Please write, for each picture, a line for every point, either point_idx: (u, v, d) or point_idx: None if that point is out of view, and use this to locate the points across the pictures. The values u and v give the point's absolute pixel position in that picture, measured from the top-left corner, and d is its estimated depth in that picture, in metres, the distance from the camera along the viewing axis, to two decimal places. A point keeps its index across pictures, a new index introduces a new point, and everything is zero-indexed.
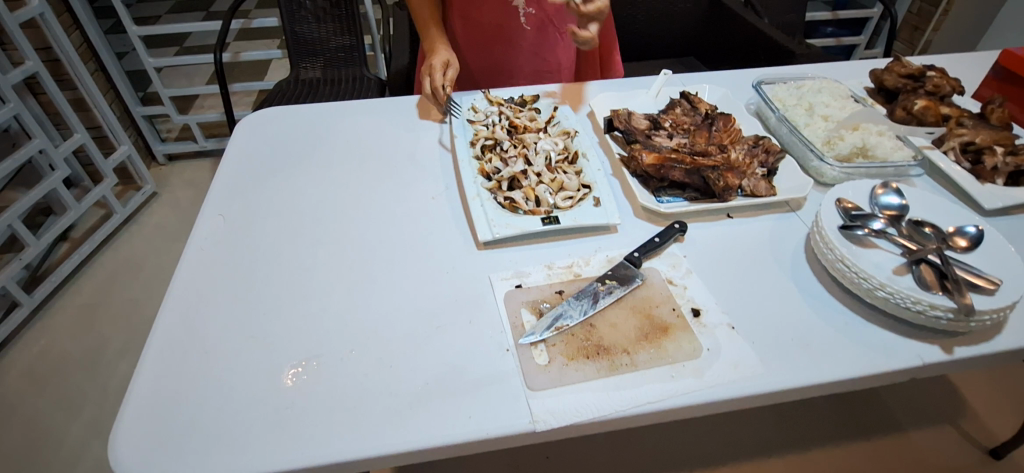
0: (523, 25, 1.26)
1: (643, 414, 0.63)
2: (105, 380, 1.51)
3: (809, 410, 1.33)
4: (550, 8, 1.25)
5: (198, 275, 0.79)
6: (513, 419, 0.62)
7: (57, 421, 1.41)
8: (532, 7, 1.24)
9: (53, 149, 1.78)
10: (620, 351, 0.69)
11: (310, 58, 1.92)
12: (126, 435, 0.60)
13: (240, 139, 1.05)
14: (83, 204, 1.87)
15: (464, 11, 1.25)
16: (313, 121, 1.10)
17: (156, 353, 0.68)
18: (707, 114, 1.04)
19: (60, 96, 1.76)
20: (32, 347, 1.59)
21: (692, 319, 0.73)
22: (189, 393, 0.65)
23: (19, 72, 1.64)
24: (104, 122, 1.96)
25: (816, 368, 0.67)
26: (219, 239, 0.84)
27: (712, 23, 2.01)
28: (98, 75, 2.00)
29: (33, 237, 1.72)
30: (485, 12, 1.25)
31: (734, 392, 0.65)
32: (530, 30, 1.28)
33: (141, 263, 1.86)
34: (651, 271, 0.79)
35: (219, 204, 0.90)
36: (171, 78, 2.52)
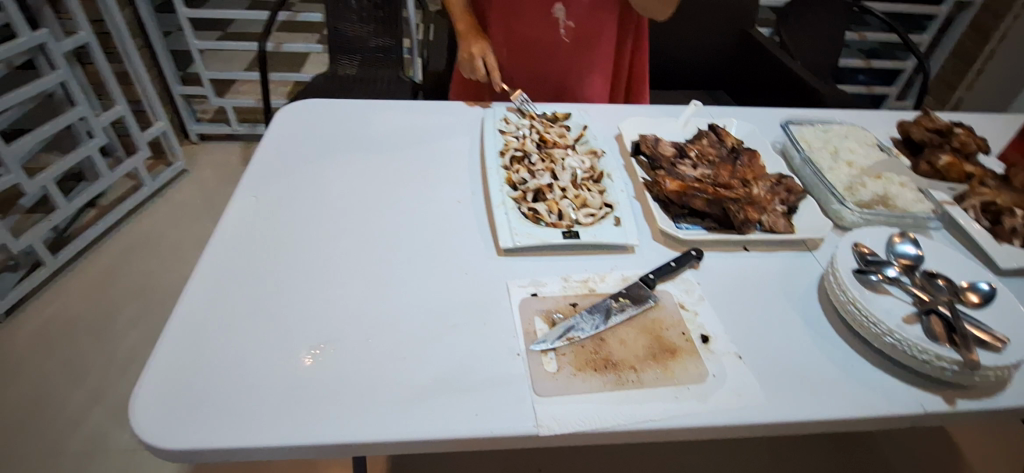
0: (562, 37, 1.29)
1: (645, 431, 0.65)
2: (115, 347, 1.54)
3: (807, 452, 1.33)
4: (589, 22, 1.28)
5: (228, 251, 0.82)
6: (517, 421, 0.64)
7: (65, 382, 1.44)
8: (572, 20, 1.26)
9: (93, 118, 1.84)
10: (627, 367, 0.71)
11: (349, 56, 1.98)
12: (148, 395, 0.63)
13: (279, 126, 1.08)
14: (114, 174, 1.93)
15: (506, 21, 1.29)
16: (350, 116, 1.14)
17: (182, 321, 0.71)
18: (733, 148, 1.06)
19: (106, 68, 1.82)
20: (48, 307, 1.63)
21: (701, 344, 0.74)
22: (209, 362, 0.67)
23: (72, 41, 1.71)
24: (145, 97, 2.03)
25: (818, 405, 0.68)
26: (251, 219, 0.88)
27: (745, 59, 2.03)
28: (143, 51, 2.08)
29: (64, 200, 1.78)
30: (525, 24, 1.28)
31: (736, 420, 0.66)
32: (568, 43, 1.30)
33: (163, 237, 1.91)
34: (664, 294, 0.81)
35: (254, 186, 0.94)
36: (212, 61, 2.60)
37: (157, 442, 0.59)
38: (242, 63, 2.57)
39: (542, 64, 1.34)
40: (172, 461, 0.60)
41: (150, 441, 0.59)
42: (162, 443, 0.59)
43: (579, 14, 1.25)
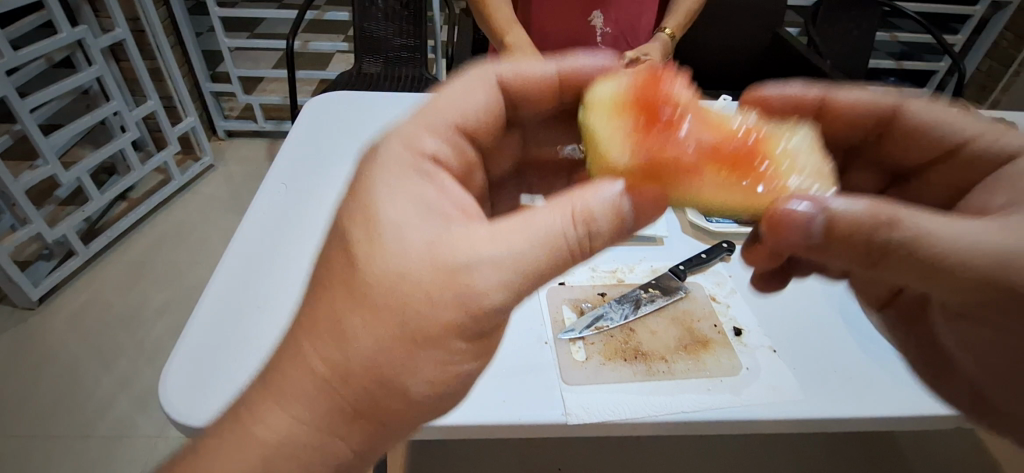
0: (599, 43, 1.31)
1: (676, 422, 0.63)
2: (144, 336, 1.56)
3: None
4: (625, 25, 1.30)
5: (257, 235, 0.83)
6: (546, 410, 0.63)
7: (94, 370, 1.47)
8: (610, 25, 1.28)
9: (127, 112, 1.88)
10: (658, 358, 0.69)
11: (374, 54, 1.98)
12: (177, 374, 0.64)
13: (308, 117, 1.10)
14: (146, 167, 1.96)
15: (543, 33, 1.30)
16: (376, 109, 1.15)
17: (213, 304, 0.72)
18: None
19: (140, 64, 1.86)
20: (80, 295, 1.67)
21: (733, 337, 0.73)
22: (239, 342, 0.68)
23: (109, 38, 1.75)
24: (176, 93, 2.07)
25: (857, 402, 0.66)
26: (279, 207, 0.89)
27: (772, 59, 1.99)
28: (176, 48, 2.12)
29: (97, 192, 1.81)
30: (562, 33, 1.29)
31: (772, 414, 0.64)
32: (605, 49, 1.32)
33: (193, 229, 1.93)
34: (695, 286, 0.80)
35: (281, 174, 0.95)
36: (240, 60, 2.64)
37: (184, 419, 0.60)
38: (268, 61, 2.61)
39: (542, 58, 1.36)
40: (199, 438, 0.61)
41: (178, 417, 0.60)
42: (190, 419, 0.60)
43: (615, 20, 1.28)
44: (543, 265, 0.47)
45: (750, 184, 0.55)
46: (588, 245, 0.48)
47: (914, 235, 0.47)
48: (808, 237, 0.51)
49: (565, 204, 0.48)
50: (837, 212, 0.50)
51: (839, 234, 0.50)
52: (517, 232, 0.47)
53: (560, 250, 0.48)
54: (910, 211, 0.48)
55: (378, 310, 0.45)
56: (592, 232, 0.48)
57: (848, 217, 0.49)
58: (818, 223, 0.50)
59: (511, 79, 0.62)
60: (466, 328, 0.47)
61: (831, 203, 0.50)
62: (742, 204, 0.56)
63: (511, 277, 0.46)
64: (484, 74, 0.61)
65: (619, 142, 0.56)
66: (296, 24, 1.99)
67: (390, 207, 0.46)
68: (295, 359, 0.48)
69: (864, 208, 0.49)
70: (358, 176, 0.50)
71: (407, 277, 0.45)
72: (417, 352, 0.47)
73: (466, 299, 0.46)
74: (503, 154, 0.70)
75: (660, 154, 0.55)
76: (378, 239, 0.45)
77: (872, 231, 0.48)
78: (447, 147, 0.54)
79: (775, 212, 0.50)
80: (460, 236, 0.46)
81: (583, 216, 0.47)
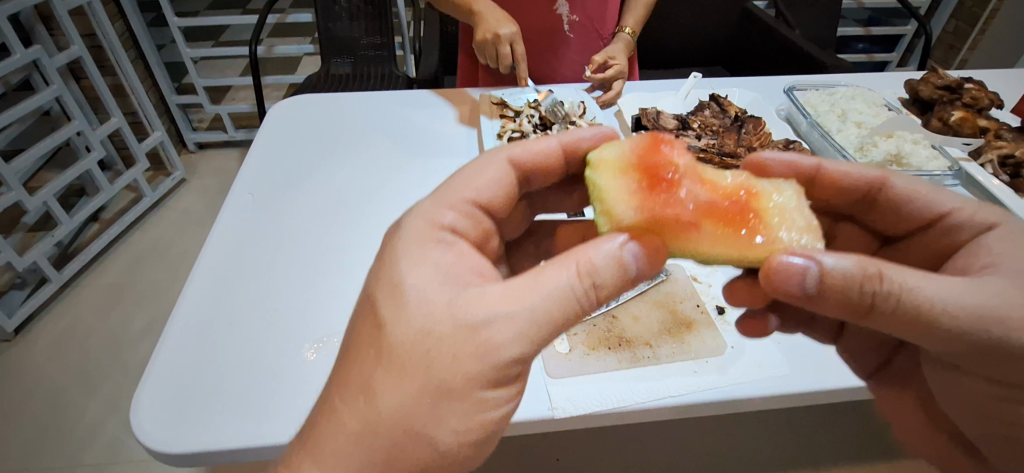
0: (567, 32, 1.27)
1: (663, 407, 0.62)
2: (127, 358, 1.53)
3: (825, 427, 1.31)
4: (592, 13, 1.27)
5: (225, 250, 0.80)
6: (532, 406, 0.62)
7: (78, 397, 1.43)
8: (577, 14, 1.25)
9: (91, 132, 1.82)
10: (642, 343, 0.69)
11: (341, 54, 1.94)
12: (150, 401, 0.61)
13: (272, 123, 1.07)
14: (116, 186, 1.91)
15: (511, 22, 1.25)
16: (344, 109, 1.12)
17: (184, 323, 0.70)
18: (736, 116, 1.03)
19: (100, 81, 1.80)
20: (57, 322, 1.62)
21: (716, 316, 0.72)
22: (214, 362, 0.66)
23: (65, 56, 1.69)
24: (140, 108, 2.01)
25: (844, 373, 0.66)
26: (248, 217, 0.86)
27: (741, 33, 1.99)
28: (137, 62, 2.06)
29: (66, 216, 1.75)
30: (531, 23, 1.25)
31: (759, 391, 0.64)
32: (574, 38, 1.29)
33: (170, 246, 1.89)
34: (676, 268, 0.79)
35: (248, 184, 0.92)
36: (205, 69, 2.57)
37: (160, 448, 0.57)
38: (234, 69, 2.55)
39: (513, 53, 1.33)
40: (177, 466, 0.58)
41: (154, 446, 0.58)
42: (166, 445, 0.58)
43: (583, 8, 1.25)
44: (554, 326, 0.43)
45: (750, 238, 0.48)
46: (596, 297, 0.44)
47: (912, 307, 0.44)
48: (811, 297, 0.45)
49: (570, 262, 0.43)
50: (830, 269, 0.44)
51: (830, 298, 0.45)
52: (522, 293, 0.42)
53: (573, 307, 0.43)
54: (906, 271, 0.44)
55: (404, 367, 0.41)
56: (599, 287, 0.44)
57: (844, 276, 0.44)
58: (816, 282, 0.44)
59: (523, 157, 0.58)
60: (491, 377, 0.42)
61: (828, 257, 0.45)
62: (728, 257, 0.48)
63: (524, 340, 0.42)
64: (497, 158, 0.57)
65: (624, 201, 0.49)
66: (259, 28, 1.93)
67: (412, 274, 0.44)
68: (331, 416, 0.43)
69: (854, 263, 0.44)
70: (380, 255, 0.47)
71: (430, 334, 0.41)
72: (443, 404, 0.41)
73: (483, 354, 0.41)
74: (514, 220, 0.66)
75: (660, 216, 0.48)
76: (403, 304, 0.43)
77: (865, 295, 0.44)
78: (462, 220, 0.51)
79: (771, 272, 0.45)
80: (465, 304, 0.42)
81: (589, 270, 0.43)
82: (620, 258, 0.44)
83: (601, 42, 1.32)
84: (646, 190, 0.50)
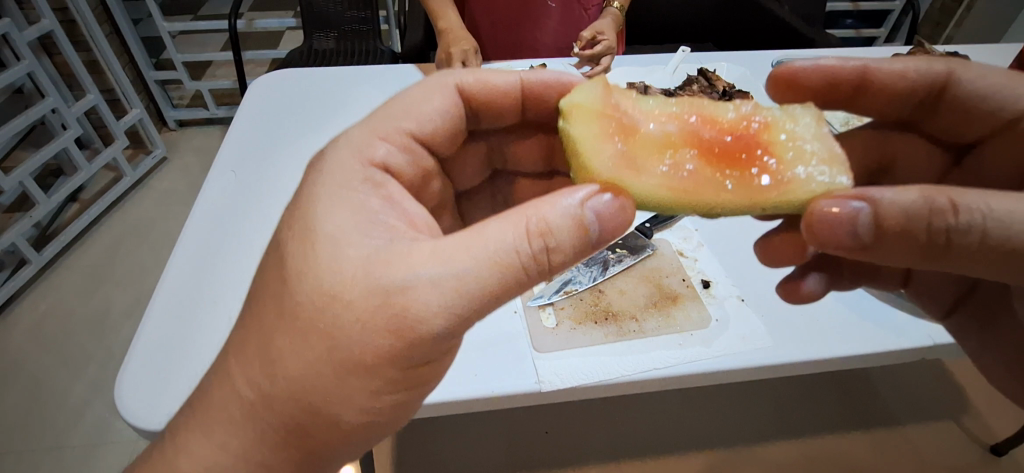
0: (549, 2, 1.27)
1: (649, 379, 0.63)
2: (113, 341, 1.50)
3: (809, 399, 1.34)
4: None
5: (207, 228, 0.79)
6: (518, 379, 0.63)
7: (61, 380, 1.41)
8: None
9: (66, 109, 1.76)
10: (628, 317, 0.69)
11: (325, 29, 1.89)
12: (136, 381, 0.61)
13: (254, 99, 1.04)
14: (94, 165, 1.85)
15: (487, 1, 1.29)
16: (325, 85, 1.09)
17: (167, 301, 0.69)
18: (724, 91, 1.02)
19: (73, 57, 1.74)
20: (38, 306, 1.59)
21: (701, 290, 0.73)
22: (198, 342, 0.65)
23: (34, 30, 1.62)
24: (118, 85, 1.95)
25: (825, 344, 0.67)
26: (229, 194, 0.85)
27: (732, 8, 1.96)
28: (112, 37, 1.99)
29: (43, 196, 1.71)
30: None
31: (741, 363, 0.64)
32: (555, 8, 1.29)
33: (153, 224, 1.85)
34: (662, 243, 0.79)
35: (229, 161, 0.90)
36: (184, 45, 2.48)
37: (147, 425, 0.57)
38: (216, 45, 2.47)
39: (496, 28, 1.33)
40: None
41: (141, 425, 0.58)
42: (152, 423, 0.58)
43: None
44: (494, 292, 0.44)
45: (735, 181, 0.49)
46: (547, 260, 0.44)
47: (875, 81, 0.60)
48: (849, 91, 0.61)
49: (520, 218, 0.44)
50: (875, 70, 0.60)
51: (820, 95, 0.62)
52: (465, 248, 0.43)
53: (516, 272, 0.44)
54: (889, 65, 0.60)
55: (306, 332, 0.44)
56: (551, 250, 0.44)
57: (836, 72, 0.60)
58: (856, 74, 0.60)
59: (472, 86, 0.62)
60: (400, 355, 0.45)
61: (840, 64, 0.60)
62: (741, 205, 0.48)
63: (450, 312, 0.43)
64: (445, 83, 0.62)
65: (603, 148, 0.49)
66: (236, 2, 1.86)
67: (330, 221, 0.47)
68: (224, 388, 0.48)
69: (839, 61, 0.60)
70: (309, 185, 0.51)
71: (338, 298, 0.44)
72: (349, 379, 0.45)
73: (404, 324, 0.43)
74: (469, 162, 0.71)
75: (729, 143, 0.51)
76: (314, 250, 0.46)
77: (860, 77, 0.60)
78: (401, 155, 0.56)
79: (791, 80, 0.60)
80: (396, 255, 0.44)
81: (542, 230, 0.44)
82: (578, 215, 0.44)
83: (583, 13, 1.31)
84: (714, 154, 0.51)
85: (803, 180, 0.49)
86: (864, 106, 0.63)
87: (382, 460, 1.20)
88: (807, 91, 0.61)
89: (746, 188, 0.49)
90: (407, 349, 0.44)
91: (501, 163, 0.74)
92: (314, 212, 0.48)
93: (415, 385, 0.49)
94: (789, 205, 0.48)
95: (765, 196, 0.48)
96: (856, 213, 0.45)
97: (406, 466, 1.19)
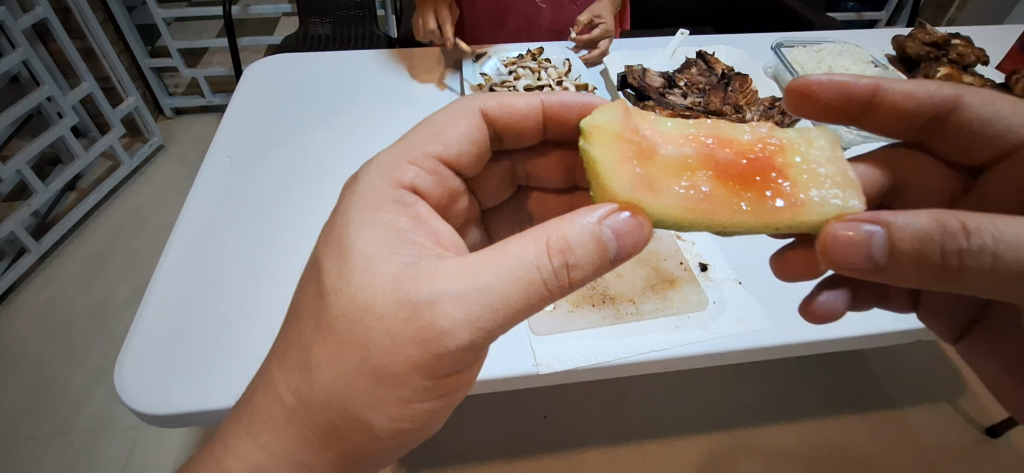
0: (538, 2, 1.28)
1: (646, 362, 0.64)
2: (114, 328, 1.51)
3: (807, 381, 1.35)
4: None
5: (203, 213, 0.79)
6: (515, 362, 0.63)
7: (63, 367, 1.42)
8: None
9: (61, 97, 1.74)
10: (625, 300, 0.69)
11: (319, 15, 1.85)
12: (135, 365, 0.61)
13: (249, 83, 1.04)
14: (91, 154, 1.84)
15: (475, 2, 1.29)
16: (321, 69, 1.08)
17: (165, 287, 0.69)
18: (723, 74, 1.01)
19: (67, 45, 1.72)
20: (39, 294, 1.59)
21: (699, 273, 0.73)
22: (196, 327, 0.65)
23: (29, 17, 1.61)
24: (113, 72, 1.93)
25: (821, 326, 0.67)
26: (224, 179, 0.84)
27: None
28: (106, 24, 1.97)
29: (41, 184, 1.70)
30: None
31: (739, 344, 0.65)
32: (545, 8, 1.29)
33: (152, 212, 1.84)
34: (660, 227, 0.79)
35: (225, 146, 0.90)
36: (178, 31, 2.46)
37: (148, 410, 0.58)
38: (211, 31, 2.45)
39: (488, 16, 1.31)
40: (167, 428, 0.59)
41: (141, 409, 0.58)
42: (154, 407, 0.58)
43: None
44: (514, 310, 0.43)
45: (755, 202, 0.49)
46: (568, 280, 0.44)
47: (885, 100, 0.59)
48: (860, 108, 0.60)
49: (540, 237, 0.44)
50: (887, 89, 0.59)
51: (832, 113, 0.61)
52: (484, 267, 0.43)
53: (537, 291, 0.43)
54: (898, 87, 0.59)
55: (342, 343, 0.45)
56: (571, 267, 0.43)
57: (851, 90, 0.59)
58: (869, 93, 0.59)
59: (495, 110, 0.62)
60: (431, 366, 0.44)
61: (855, 81, 0.59)
62: (757, 223, 0.48)
63: (472, 327, 0.43)
64: (468, 108, 0.61)
65: (622, 171, 0.49)
66: None
67: (360, 239, 0.47)
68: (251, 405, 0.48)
69: (852, 79, 0.60)
70: (337, 210, 0.51)
71: (371, 310, 0.44)
72: (381, 388, 0.45)
73: (428, 339, 0.43)
74: (492, 182, 0.70)
75: (744, 163, 0.51)
76: (347, 267, 0.46)
77: (872, 97, 0.59)
78: (427, 178, 0.56)
79: (808, 91, 0.60)
80: (421, 276, 0.44)
81: (562, 247, 0.43)
82: (597, 232, 0.44)
83: (574, 7, 1.30)
84: (733, 172, 0.51)
85: (817, 202, 0.50)
86: (874, 127, 0.62)
87: None
88: (820, 106, 0.61)
89: (763, 206, 0.49)
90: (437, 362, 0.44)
91: (524, 178, 0.72)
92: (344, 232, 0.48)
93: (446, 393, 0.49)
94: (805, 226, 0.49)
95: (783, 218, 0.48)
96: (871, 236, 0.45)
97: (407, 450, 1.20)
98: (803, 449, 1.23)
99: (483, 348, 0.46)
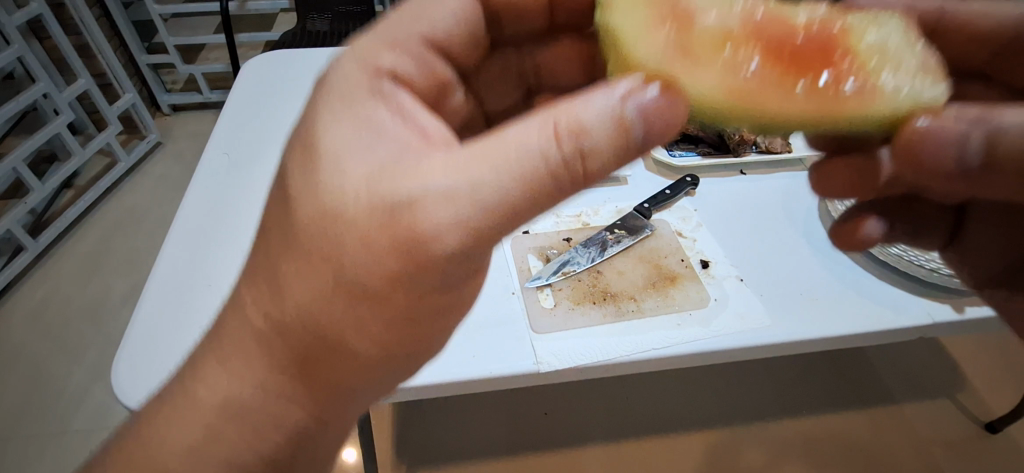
0: None
1: (648, 360, 0.63)
2: (111, 325, 1.50)
3: (807, 377, 1.34)
4: None
5: (199, 211, 0.78)
6: (515, 360, 0.62)
7: (61, 365, 1.41)
8: None
9: (57, 94, 1.73)
10: (626, 297, 0.69)
11: (317, 11, 1.85)
12: (131, 364, 0.60)
13: (246, 80, 1.03)
14: (88, 151, 1.83)
15: None
16: (319, 66, 1.07)
17: (161, 285, 0.68)
18: None
19: (63, 41, 1.71)
20: (36, 292, 1.58)
21: (700, 270, 0.72)
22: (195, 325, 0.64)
23: (23, 13, 1.59)
24: (109, 69, 1.92)
25: (823, 323, 0.67)
26: (221, 176, 0.84)
27: None
28: (102, 20, 1.95)
29: (37, 182, 1.69)
30: None
31: (740, 342, 0.64)
32: None
33: (150, 209, 1.84)
34: (661, 224, 0.79)
35: (222, 144, 0.89)
36: (175, 28, 2.44)
37: None
38: (207, 28, 2.43)
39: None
40: None
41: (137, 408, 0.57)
42: None
43: None
44: (515, 203, 0.38)
45: (812, 87, 0.40)
46: (580, 164, 0.38)
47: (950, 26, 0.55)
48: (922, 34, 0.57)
49: (547, 119, 0.38)
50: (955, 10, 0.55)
51: None
52: (482, 157, 0.38)
53: (541, 180, 0.38)
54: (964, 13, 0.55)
55: (309, 259, 0.40)
56: (585, 152, 0.38)
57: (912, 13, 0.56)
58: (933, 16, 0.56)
59: None
60: (412, 278, 0.40)
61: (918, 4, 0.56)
62: (814, 114, 0.40)
63: (465, 224, 0.38)
64: None
65: (651, 36, 0.41)
66: None
67: (326, 133, 0.41)
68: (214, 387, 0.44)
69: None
70: (308, 98, 0.45)
71: (339, 216, 0.39)
72: (358, 308, 0.41)
73: (411, 241, 0.38)
74: (494, 77, 0.65)
75: (806, 42, 0.42)
76: (314, 167, 0.40)
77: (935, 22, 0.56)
78: (410, 61, 0.47)
79: None
80: (407, 163, 0.39)
81: (574, 131, 0.37)
82: (618, 114, 0.37)
83: None
84: (786, 52, 0.41)
85: (890, 90, 0.40)
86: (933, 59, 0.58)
87: (381, 441, 1.20)
88: None
89: (822, 96, 0.40)
90: (424, 270, 0.40)
91: (535, 77, 0.66)
92: (315, 122, 0.42)
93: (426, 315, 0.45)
94: (872, 119, 0.40)
95: (846, 111, 0.40)
96: (966, 133, 0.40)
97: (407, 446, 1.19)
98: (803, 445, 1.23)
99: (481, 253, 0.41)
